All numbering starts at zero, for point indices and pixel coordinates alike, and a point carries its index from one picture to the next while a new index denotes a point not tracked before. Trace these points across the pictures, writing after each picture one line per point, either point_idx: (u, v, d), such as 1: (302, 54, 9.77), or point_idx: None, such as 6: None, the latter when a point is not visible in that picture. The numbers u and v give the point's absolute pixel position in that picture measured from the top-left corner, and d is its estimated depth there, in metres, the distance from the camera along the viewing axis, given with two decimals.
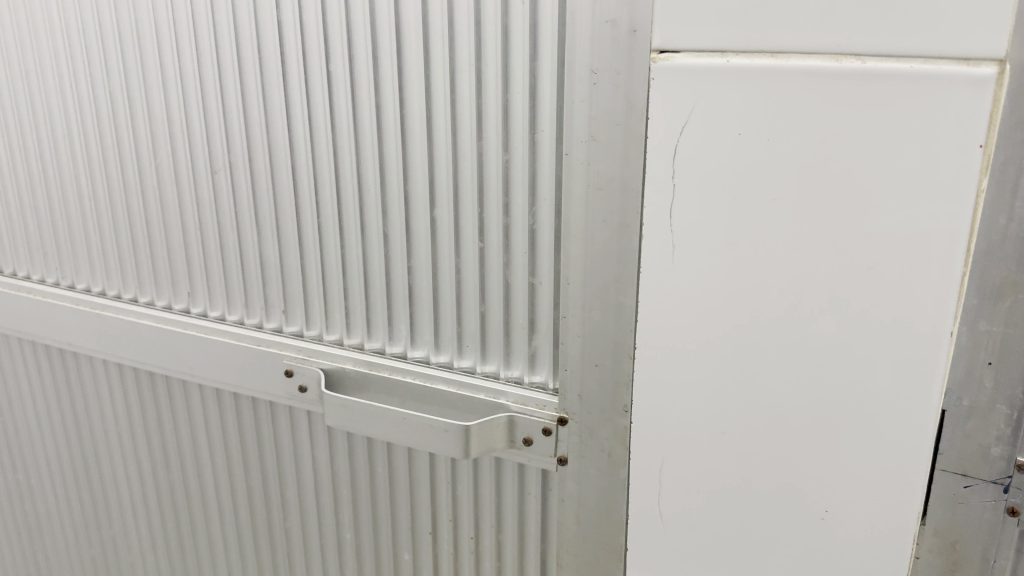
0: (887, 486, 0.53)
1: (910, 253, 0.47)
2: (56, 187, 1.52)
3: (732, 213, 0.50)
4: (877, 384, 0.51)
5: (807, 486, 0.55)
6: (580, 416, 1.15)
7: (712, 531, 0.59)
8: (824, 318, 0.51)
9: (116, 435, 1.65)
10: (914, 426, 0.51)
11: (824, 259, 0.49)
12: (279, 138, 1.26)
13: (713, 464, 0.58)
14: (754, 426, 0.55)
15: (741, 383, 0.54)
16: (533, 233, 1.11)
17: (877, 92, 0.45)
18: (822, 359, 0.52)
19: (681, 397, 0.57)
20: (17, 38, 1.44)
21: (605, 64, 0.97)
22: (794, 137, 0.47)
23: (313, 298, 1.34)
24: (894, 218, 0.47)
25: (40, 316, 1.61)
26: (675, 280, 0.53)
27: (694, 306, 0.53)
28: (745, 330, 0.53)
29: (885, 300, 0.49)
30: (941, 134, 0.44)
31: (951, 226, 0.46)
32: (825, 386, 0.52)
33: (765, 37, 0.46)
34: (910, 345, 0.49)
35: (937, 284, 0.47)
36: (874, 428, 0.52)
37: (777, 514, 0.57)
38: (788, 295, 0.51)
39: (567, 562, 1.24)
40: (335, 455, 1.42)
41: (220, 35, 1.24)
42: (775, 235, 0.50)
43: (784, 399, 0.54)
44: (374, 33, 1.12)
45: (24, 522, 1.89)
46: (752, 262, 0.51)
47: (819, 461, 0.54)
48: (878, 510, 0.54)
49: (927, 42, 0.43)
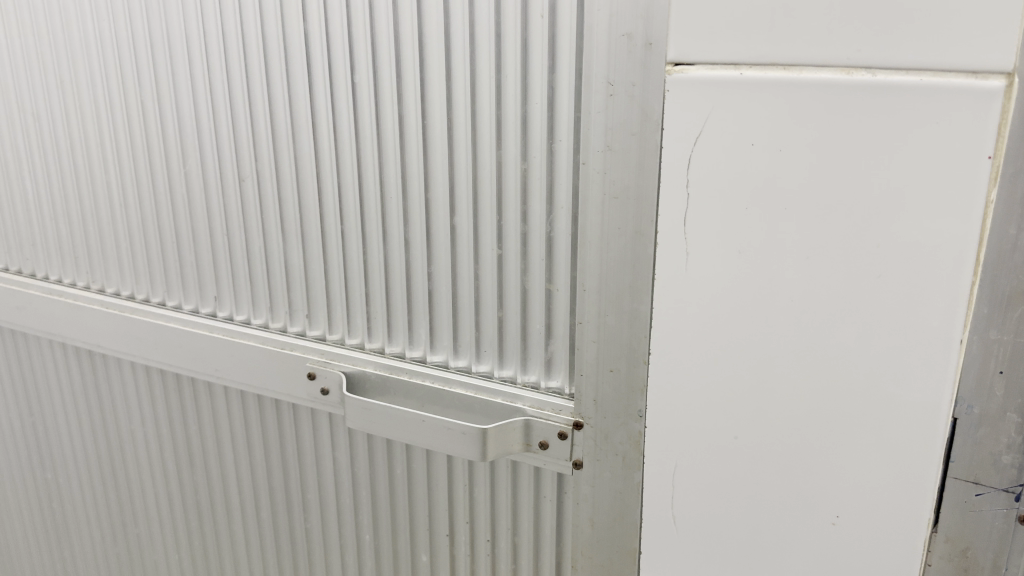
0: (895, 524, 0.50)
1: (921, 275, 0.43)
2: (87, 192, 1.56)
3: (740, 228, 0.46)
4: (895, 401, 0.47)
5: (812, 527, 0.52)
6: (597, 420, 1.16)
7: (712, 568, 0.56)
8: (842, 341, 0.47)
9: (143, 435, 1.68)
10: (921, 460, 0.48)
11: (835, 283, 0.45)
12: (304, 146, 1.28)
13: (719, 497, 0.54)
14: (760, 449, 0.51)
15: (752, 408, 0.51)
16: (550, 240, 1.12)
17: (885, 108, 0.41)
18: (841, 374, 0.47)
19: (689, 419, 0.53)
20: (54, 49, 1.47)
21: (621, 76, 0.98)
22: (808, 150, 0.43)
23: (335, 303, 1.36)
24: (906, 243, 0.43)
25: (71, 319, 1.64)
26: (686, 301, 0.50)
27: (703, 332, 0.50)
28: (753, 358, 0.49)
29: (903, 326, 0.45)
30: (948, 153, 0.41)
31: (959, 251, 0.42)
32: (836, 416, 0.48)
33: (770, 49, 0.43)
34: (926, 365, 0.45)
35: (944, 309, 0.44)
36: (881, 462, 0.48)
37: (782, 550, 0.54)
38: (796, 320, 0.47)
39: (581, 564, 1.25)
40: (355, 457, 1.43)
41: (249, 46, 1.27)
42: (785, 257, 0.46)
43: (788, 430, 0.50)
44: (398, 45, 1.14)
45: (51, 522, 1.92)
46: (762, 282, 0.47)
47: (824, 499, 0.51)
48: (885, 551, 0.50)
49: (935, 55, 0.40)
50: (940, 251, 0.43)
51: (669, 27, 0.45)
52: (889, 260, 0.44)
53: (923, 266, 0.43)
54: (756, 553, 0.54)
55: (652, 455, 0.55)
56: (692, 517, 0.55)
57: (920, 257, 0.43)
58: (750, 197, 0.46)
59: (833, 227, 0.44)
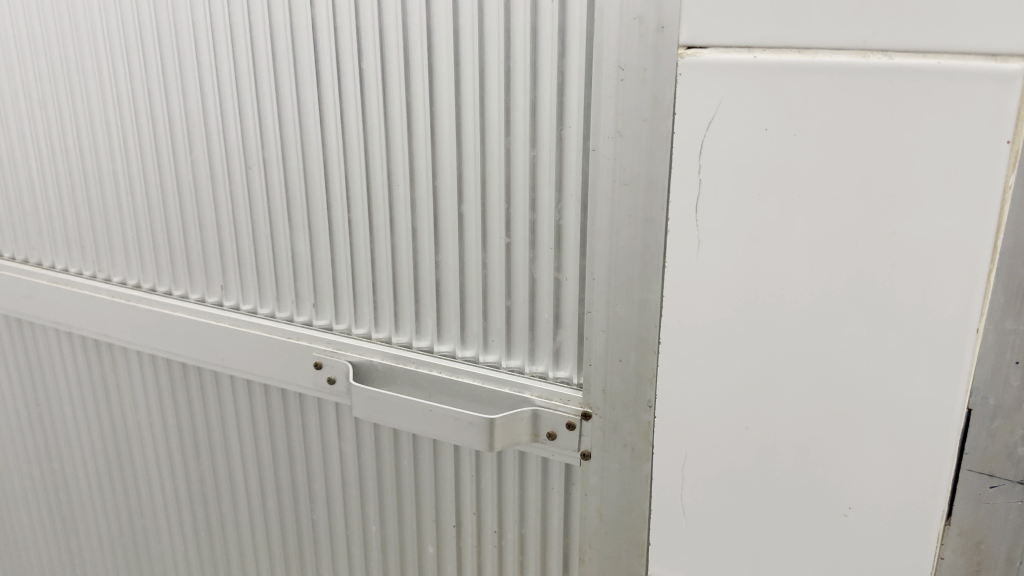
0: (915, 483, 0.53)
1: (939, 247, 0.46)
2: (94, 181, 1.56)
3: (753, 208, 0.50)
4: (912, 365, 0.50)
5: (827, 484, 0.56)
6: (605, 411, 1.15)
7: (730, 527, 0.60)
8: (857, 310, 0.50)
9: (151, 426, 1.68)
10: (941, 424, 0.51)
11: (847, 252, 0.49)
12: (311, 134, 1.27)
13: (738, 460, 0.58)
14: (782, 413, 0.55)
15: (771, 374, 0.54)
16: (559, 229, 1.11)
17: (904, 89, 0.44)
18: (856, 341, 0.51)
19: (703, 388, 0.56)
20: (60, 38, 1.47)
21: (632, 61, 0.97)
22: (820, 133, 0.47)
23: (341, 292, 1.36)
24: (916, 213, 0.46)
25: (76, 308, 1.64)
26: (702, 275, 0.53)
27: (721, 300, 0.53)
28: (760, 332, 0.53)
29: (915, 294, 0.48)
30: (960, 129, 0.44)
31: (979, 224, 0.45)
32: (840, 384, 0.52)
33: (790, 33, 0.46)
34: (941, 330, 0.48)
35: (963, 278, 0.47)
36: (895, 425, 0.52)
37: (798, 509, 0.57)
38: (812, 290, 0.51)
39: (588, 556, 1.25)
40: (362, 447, 1.43)
41: (256, 35, 1.26)
42: (801, 232, 0.49)
43: (806, 394, 0.54)
44: (405, 30, 1.13)
45: (58, 511, 1.93)
46: (778, 257, 0.50)
47: (839, 458, 0.54)
48: (902, 510, 0.54)
49: (954, 39, 0.43)
50: (958, 227, 0.46)
51: (682, 14, 0.48)
52: (904, 233, 0.47)
53: (939, 238, 0.46)
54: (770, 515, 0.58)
55: (665, 424, 0.59)
56: (706, 482, 0.59)
57: (938, 231, 0.46)
58: (761, 179, 0.49)
59: (848, 204, 0.48)
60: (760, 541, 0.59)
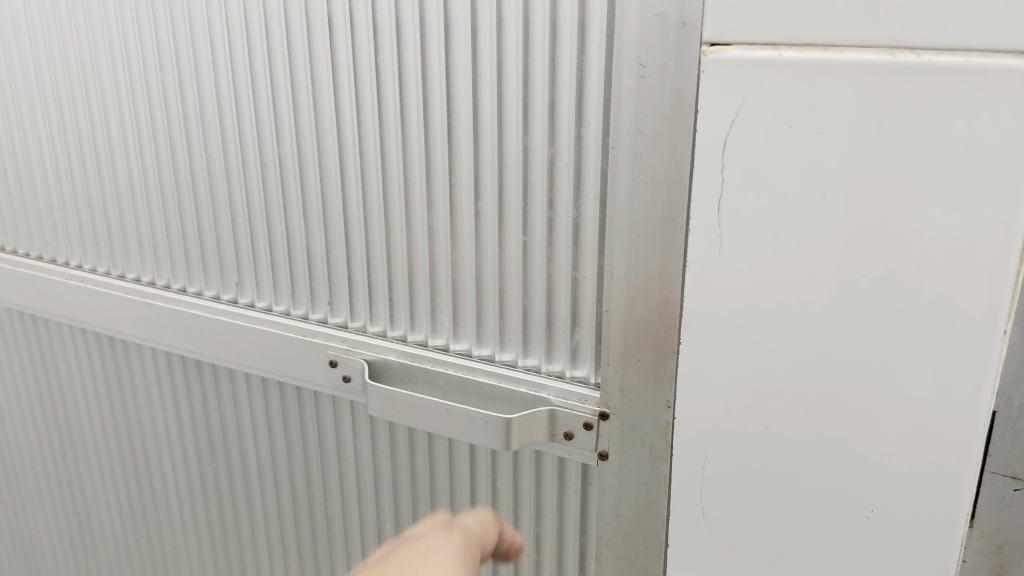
0: (939, 480, 0.53)
1: (965, 243, 0.47)
2: (108, 177, 1.55)
3: (778, 205, 0.51)
4: (937, 362, 0.50)
5: (848, 485, 0.56)
6: (622, 412, 1.14)
7: (751, 526, 0.60)
8: (880, 308, 0.51)
9: (164, 420, 1.69)
10: (966, 424, 0.51)
11: (872, 247, 0.49)
12: (327, 131, 1.27)
13: (760, 456, 0.58)
14: (805, 409, 0.55)
15: (792, 371, 0.55)
16: (578, 227, 1.11)
17: (931, 87, 0.45)
18: (880, 339, 0.51)
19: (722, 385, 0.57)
20: (74, 33, 1.47)
21: (653, 56, 0.97)
22: (846, 130, 0.48)
23: (357, 290, 1.36)
24: (942, 208, 0.47)
25: (91, 303, 1.64)
26: (726, 274, 0.54)
27: (746, 295, 0.54)
28: (783, 331, 0.54)
29: (940, 289, 0.49)
30: (984, 126, 0.45)
31: (1008, 222, 0.46)
32: (864, 381, 0.53)
33: (818, 30, 0.47)
34: (966, 327, 0.49)
35: (991, 275, 0.47)
36: (919, 421, 0.52)
37: (820, 509, 0.57)
38: (835, 288, 0.51)
39: (604, 556, 1.24)
40: (377, 444, 1.43)
41: (272, 30, 1.26)
42: (825, 229, 0.50)
43: (830, 391, 0.54)
44: (424, 27, 1.13)
45: (71, 506, 1.93)
46: (801, 253, 0.51)
47: (859, 458, 0.55)
48: (925, 509, 0.54)
49: (980, 37, 0.43)
50: (984, 227, 0.46)
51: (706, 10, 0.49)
52: (929, 231, 0.48)
53: (964, 236, 0.47)
54: (791, 516, 0.59)
55: (685, 421, 0.60)
56: (728, 480, 0.60)
57: (964, 228, 0.47)
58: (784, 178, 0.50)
59: (871, 203, 0.49)
60: (780, 540, 0.60)
